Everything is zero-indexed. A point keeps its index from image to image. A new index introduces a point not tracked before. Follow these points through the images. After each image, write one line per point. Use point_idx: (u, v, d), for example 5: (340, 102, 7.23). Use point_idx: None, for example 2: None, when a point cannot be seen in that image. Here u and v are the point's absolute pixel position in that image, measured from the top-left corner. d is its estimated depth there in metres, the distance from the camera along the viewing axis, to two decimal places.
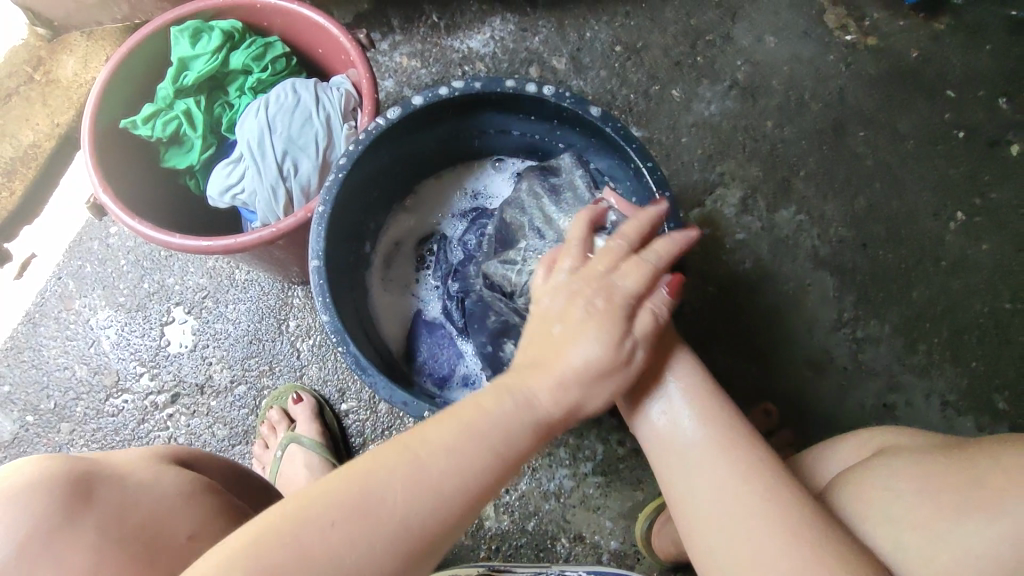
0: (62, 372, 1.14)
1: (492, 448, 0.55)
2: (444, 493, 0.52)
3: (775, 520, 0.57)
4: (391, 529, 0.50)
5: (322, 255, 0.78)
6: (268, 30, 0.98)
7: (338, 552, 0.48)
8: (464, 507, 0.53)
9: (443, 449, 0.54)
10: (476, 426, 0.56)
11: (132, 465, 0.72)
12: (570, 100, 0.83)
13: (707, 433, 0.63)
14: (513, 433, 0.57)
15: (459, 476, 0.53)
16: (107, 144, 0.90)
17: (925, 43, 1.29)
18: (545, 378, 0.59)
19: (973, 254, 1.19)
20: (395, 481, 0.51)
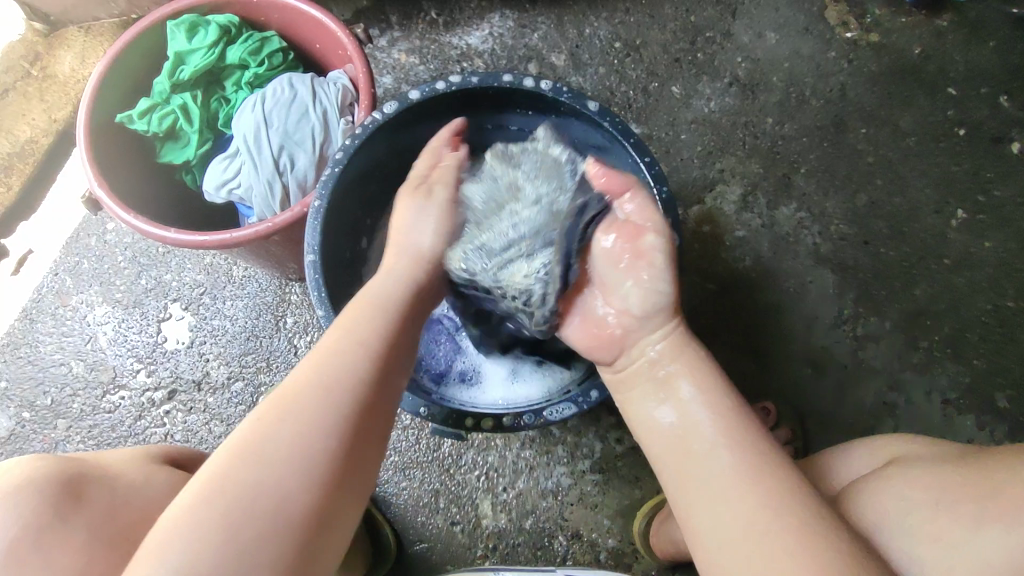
0: (59, 368, 1.13)
1: (371, 324, 0.67)
2: (343, 369, 0.61)
3: (783, 533, 0.55)
4: (307, 412, 0.57)
5: (317, 249, 0.78)
6: (266, 25, 0.98)
7: (270, 441, 0.55)
8: (366, 379, 0.62)
9: (326, 350, 0.63)
10: (350, 320, 0.67)
11: (123, 467, 0.72)
12: (567, 94, 0.82)
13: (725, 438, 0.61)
14: (379, 324, 0.68)
15: (352, 356, 0.63)
16: (102, 138, 0.89)
17: (928, 40, 1.29)
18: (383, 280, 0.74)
19: (975, 252, 1.19)
20: (295, 386, 0.60)
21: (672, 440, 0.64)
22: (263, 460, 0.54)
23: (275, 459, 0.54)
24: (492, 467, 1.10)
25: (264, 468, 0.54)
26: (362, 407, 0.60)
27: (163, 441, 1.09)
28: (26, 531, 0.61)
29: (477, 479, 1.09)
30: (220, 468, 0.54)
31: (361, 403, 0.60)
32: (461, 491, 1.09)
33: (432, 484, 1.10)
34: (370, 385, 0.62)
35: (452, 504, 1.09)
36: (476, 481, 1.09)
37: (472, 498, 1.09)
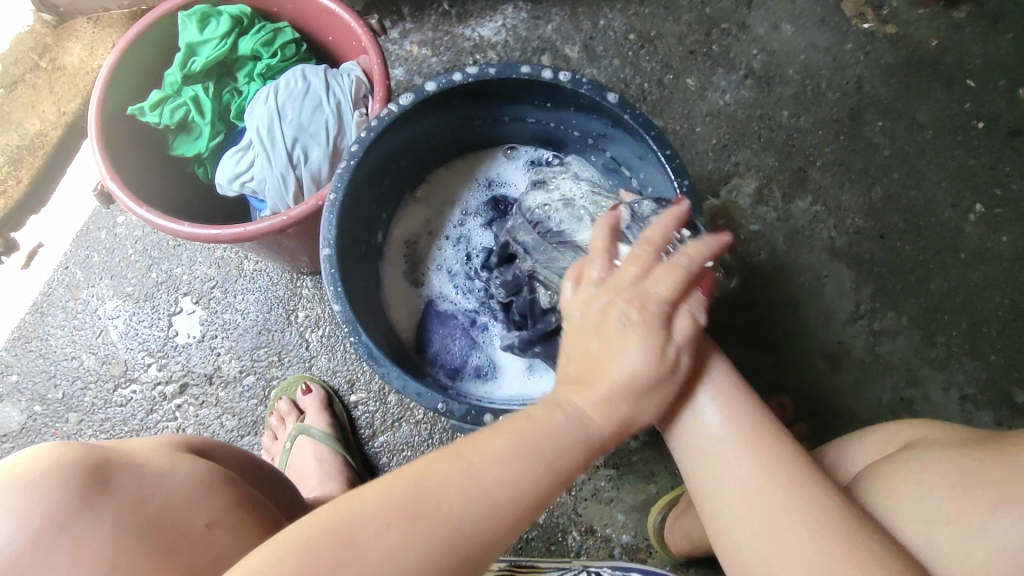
0: (70, 362, 1.13)
1: (550, 466, 0.54)
2: (498, 501, 0.51)
3: (812, 546, 0.53)
4: (441, 541, 0.49)
5: (333, 242, 0.77)
6: (278, 16, 0.96)
7: (389, 561, 0.47)
8: (521, 516, 0.52)
9: (499, 460, 0.53)
10: (537, 441, 0.54)
11: (145, 454, 0.70)
12: (586, 86, 0.81)
13: (732, 419, 0.62)
14: (580, 437, 0.56)
15: (517, 483, 0.52)
16: (115, 130, 0.88)
17: (945, 32, 1.27)
18: (591, 395, 0.57)
19: (993, 246, 1.17)
20: (448, 495, 0.50)
21: (695, 452, 0.63)
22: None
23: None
24: None
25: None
26: (492, 546, 0.52)
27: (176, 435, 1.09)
28: (50, 522, 0.61)
29: None
30: (338, 547, 0.47)
31: (496, 539, 0.51)
32: None
33: None
34: (520, 522, 0.53)
35: None
36: None
37: None
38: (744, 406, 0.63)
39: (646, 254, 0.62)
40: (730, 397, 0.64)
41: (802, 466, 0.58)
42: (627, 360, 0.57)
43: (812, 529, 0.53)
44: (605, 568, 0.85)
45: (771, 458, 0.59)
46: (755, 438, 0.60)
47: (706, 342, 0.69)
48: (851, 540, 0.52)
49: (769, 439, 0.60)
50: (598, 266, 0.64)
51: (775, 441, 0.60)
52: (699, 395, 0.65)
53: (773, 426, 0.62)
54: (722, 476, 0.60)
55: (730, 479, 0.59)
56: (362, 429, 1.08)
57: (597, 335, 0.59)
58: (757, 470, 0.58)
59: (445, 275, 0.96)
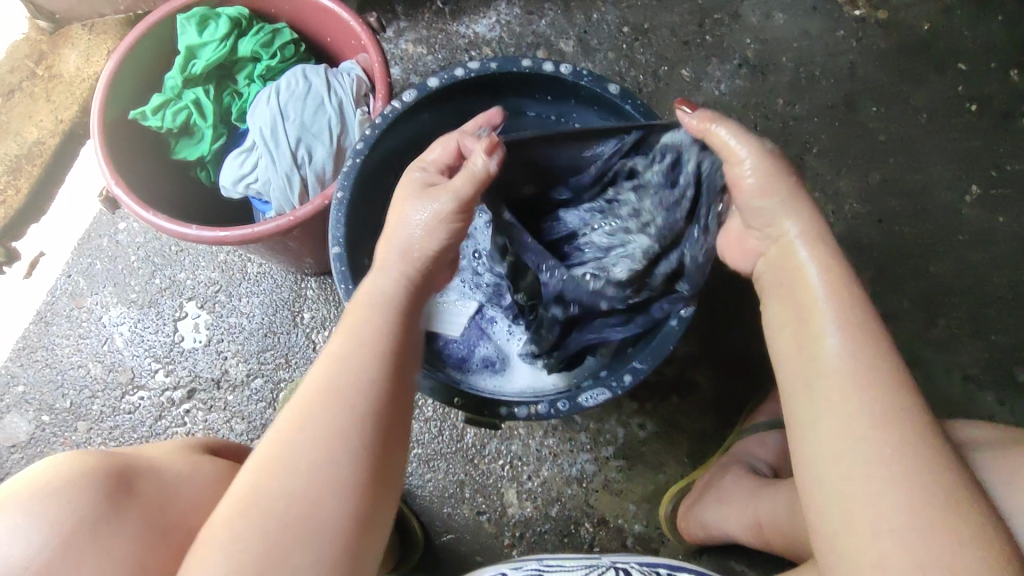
0: (76, 370, 1.13)
1: (378, 313, 0.66)
2: (357, 368, 0.61)
3: (905, 509, 0.52)
4: (326, 410, 0.57)
5: (342, 241, 0.78)
6: (276, 17, 0.96)
7: (292, 453, 0.55)
8: (380, 357, 0.62)
9: (336, 340, 0.63)
10: (359, 309, 0.66)
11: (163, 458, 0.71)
12: (588, 78, 0.82)
13: (854, 356, 0.58)
14: (394, 297, 0.67)
15: (363, 349, 0.62)
16: (117, 135, 0.89)
17: (936, 16, 1.28)
18: (392, 254, 0.71)
19: (990, 227, 1.19)
20: (310, 384, 0.59)
21: (807, 386, 0.59)
22: (295, 472, 0.54)
23: (313, 477, 0.54)
24: (517, 456, 1.10)
25: (301, 478, 0.54)
26: (384, 406, 0.60)
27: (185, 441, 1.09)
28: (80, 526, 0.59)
29: (502, 468, 1.10)
30: (251, 478, 0.55)
31: (379, 396, 0.60)
32: (486, 479, 1.09)
33: (456, 474, 1.10)
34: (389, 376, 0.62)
35: (478, 493, 1.09)
36: (501, 470, 1.10)
37: (497, 487, 1.09)
38: (872, 347, 0.58)
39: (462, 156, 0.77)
40: (857, 331, 0.59)
41: (918, 420, 0.55)
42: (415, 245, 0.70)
43: (912, 491, 0.52)
44: (633, 562, 0.80)
45: (886, 406, 0.55)
46: (870, 383, 0.56)
47: (841, 259, 0.63)
48: (949, 508, 0.51)
49: (891, 388, 0.56)
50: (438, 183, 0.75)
51: (896, 392, 0.56)
52: (824, 319, 0.60)
53: (893, 369, 0.57)
54: (823, 409, 0.57)
55: (837, 423, 0.56)
56: None
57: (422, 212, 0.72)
58: (868, 421, 0.55)
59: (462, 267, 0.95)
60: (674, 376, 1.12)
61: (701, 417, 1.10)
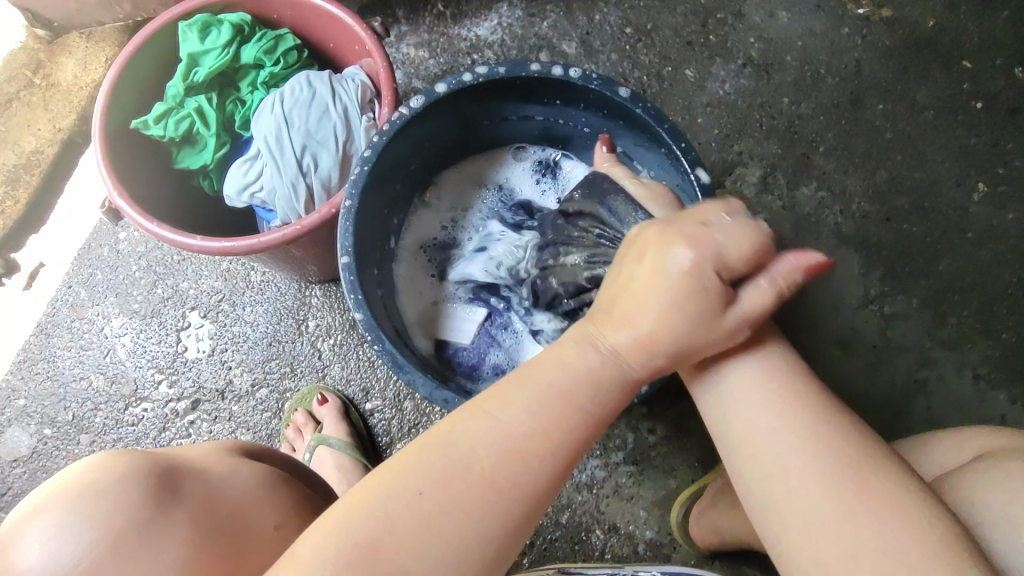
0: (78, 382, 1.11)
1: (575, 408, 0.55)
2: (524, 456, 0.53)
3: (845, 516, 0.52)
4: (473, 489, 0.51)
5: (351, 250, 0.76)
6: (278, 23, 0.95)
7: (427, 524, 0.50)
8: (558, 464, 0.54)
9: (518, 416, 0.54)
10: (552, 386, 0.55)
11: (204, 459, 0.73)
12: (598, 81, 0.80)
13: (766, 373, 0.59)
14: (602, 380, 0.56)
15: (541, 434, 0.54)
16: (119, 145, 0.87)
17: (941, 13, 1.27)
18: (623, 336, 0.57)
19: (999, 224, 1.18)
20: (473, 454, 0.53)
21: (724, 413, 0.60)
22: (424, 545, 0.49)
23: (444, 563, 0.49)
24: None
25: (427, 559, 0.49)
26: (536, 505, 0.53)
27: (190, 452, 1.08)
28: (127, 525, 0.61)
29: None
30: (359, 511, 0.51)
31: (537, 499, 0.53)
32: None
33: None
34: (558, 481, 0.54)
35: None
36: None
37: None
38: (779, 364, 0.60)
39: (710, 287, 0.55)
40: (772, 353, 0.61)
41: (838, 427, 0.56)
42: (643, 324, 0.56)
43: (846, 496, 0.53)
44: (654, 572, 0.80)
45: (809, 423, 0.56)
46: (789, 400, 0.58)
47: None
48: (891, 507, 0.52)
49: (804, 399, 0.58)
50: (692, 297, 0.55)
51: (809, 402, 0.58)
52: (730, 343, 0.62)
53: (812, 388, 0.59)
54: (752, 431, 0.58)
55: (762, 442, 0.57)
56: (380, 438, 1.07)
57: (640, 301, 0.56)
58: (790, 434, 0.56)
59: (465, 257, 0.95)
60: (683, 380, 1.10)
61: None
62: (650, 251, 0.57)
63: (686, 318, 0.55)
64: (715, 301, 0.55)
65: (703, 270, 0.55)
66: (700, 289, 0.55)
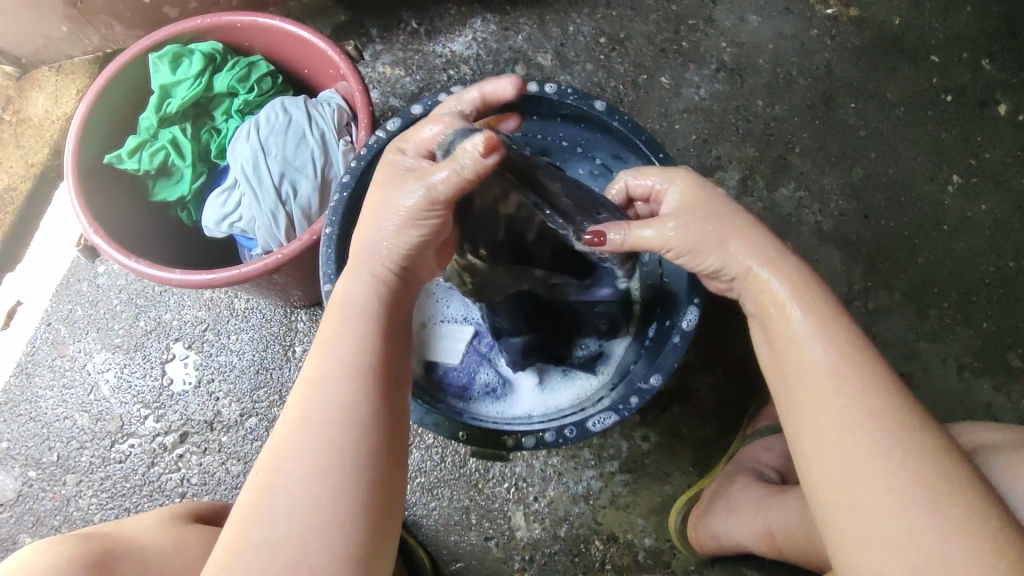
0: (62, 422, 1.09)
1: (358, 330, 0.62)
2: (346, 379, 0.58)
3: (901, 500, 0.49)
4: (311, 443, 0.55)
5: (333, 278, 0.76)
6: (251, 50, 0.95)
7: (287, 488, 0.53)
8: (368, 384, 0.59)
9: (318, 362, 0.60)
10: (335, 326, 0.63)
11: (150, 535, 0.70)
12: (573, 96, 0.81)
13: (833, 353, 0.56)
14: (373, 299, 0.65)
15: (344, 366, 0.59)
16: (92, 181, 0.86)
17: (906, 10, 1.29)
18: (361, 256, 0.66)
19: (973, 215, 1.20)
20: (301, 416, 0.56)
21: (788, 402, 0.57)
22: (294, 508, 0.52)
23: (311, 511, 0.52)
24: (521, 478, 1.08)
25: (299, 501, 0.52)
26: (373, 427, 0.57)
27: (180, 486, 1.06)
28: None
29: (507, 492, 1.08)
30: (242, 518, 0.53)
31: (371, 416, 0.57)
32: (492, 504, 1.07)
33: (460, 501, 1.08)
34: (374, 399, 0.58)
35: (484, 519, 1.07)
36: (506, 494, 1.08)
37: (504, 511, 1.07)
38: (847, 339, 0.56)
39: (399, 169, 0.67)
40: (835, 332, 0.57)
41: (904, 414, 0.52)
42: (383, 221, 0.65)
43: (901, 481, 0.49)
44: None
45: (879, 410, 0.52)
46: (857, 384, 0.54)
47: (801, 275, 0.62)
48: (944, 501, 0.48)
49: (875, 384, 0.54)
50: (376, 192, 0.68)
51: (880, 388, 0.54)
52: (798, 330, 0.58)
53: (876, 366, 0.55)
54: (819, 416, 0.54)
55: (822, 423, 0.54)
56: None
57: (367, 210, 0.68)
58: (852, 413, 0.53)
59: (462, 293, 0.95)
60: (674, 384, 1.11)
61: (703, 425, 1.09)
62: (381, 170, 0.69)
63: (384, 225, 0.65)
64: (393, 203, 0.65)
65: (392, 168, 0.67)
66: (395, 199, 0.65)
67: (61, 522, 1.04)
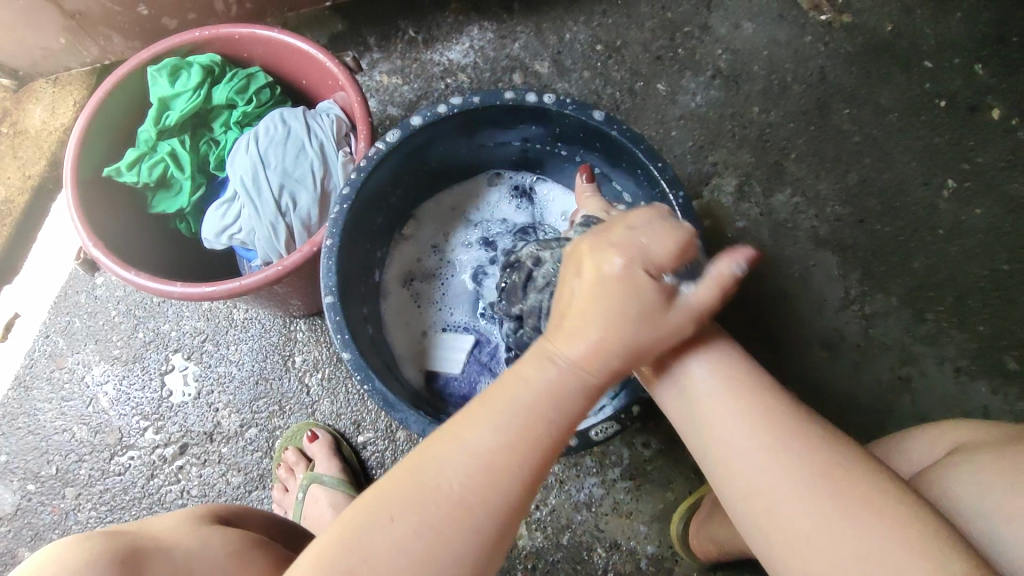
0: (61, 435, 1.08)
1: (536, 413, 0.53)
2: (495, 471, 0.51)
3: (797, 493, 0.52)
4: (435, 504, 0.49)
5: (334, 289, 0.76)
6: (248, 61, 0.95)
7: (393, 537, 0.49)
8: (526, 474, 0.51)
9: (479, 425, 0.52)
10: (517, 396, 0.53)
11: (173, 536, 0.69)
12: (572, 106, 0.81)
13: (716, 372, 0.59)
14: (561, 396, 0.53)
15: (504, 447, 0.51)
16: (91, 194, 0.86)
17: (898, 16, 1.30)
18: (577, 346, 0.54)
19: (967, 219, 1.20)
20: (437, 468, 0.51)
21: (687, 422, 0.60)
22: (396, 560, 0.48)
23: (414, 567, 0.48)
24: None
25: (403, 554, 0.48)
26: (508, 512, 0.51)
27: (180, 498, 1.05)
28: None
29: None
30: (337, 534, 0.50)
31: (511, 500, 0.51)
32: None
33: None
34: (526, 488, 0.51)
35: None
36: None
37: None
38: (725, 355, 0.60)
39: (640, 278, 0.54)
40: (712, 350, 0.61)
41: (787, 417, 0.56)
42: (610, 290, 0.54)
43: (821, 494, 0.51)
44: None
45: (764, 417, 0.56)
46: (741, 393, 0.57)
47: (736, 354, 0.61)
48: (856, 496, 0.51)
49: (758, 396, 0.57)
50: (611, 280, 0.54)
51: (762, 398, 0.57)
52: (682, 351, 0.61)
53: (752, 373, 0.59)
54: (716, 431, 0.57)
55: (716, 440, 0.57)
56: (375, 470, 1.06)
57: (577, 295, 0.55)
58: (745, 428, 0.55)
59: (461, 297, 0.96)
60: None
61: None
62: (586, 265, 0.56)
63: (621, 313, 0.53)
64: (652, 297, 0.54)
65: (635, 272, 0.54)
66: (642, 288, 0.54)
67: (61, 535, 1.04)
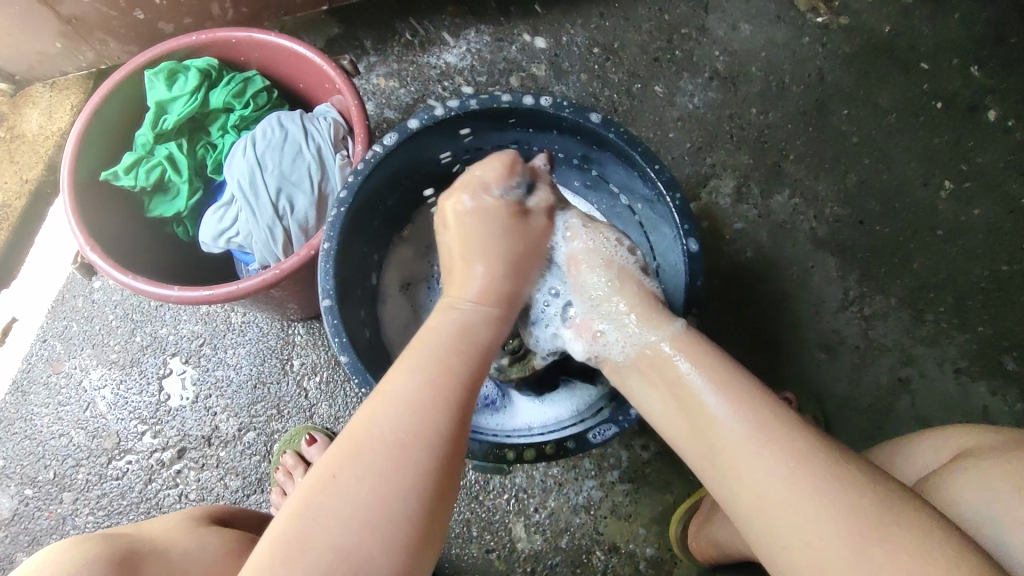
0: (58, 440, 1.08)
1: (446, 355, 0.62)
2: (425, 411, 0.56)
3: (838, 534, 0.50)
4: (378, 456, 0.53)
5: (332, 293, 0.75)
6: (245, 65, 0.95)
7: (345, 497, 0.51)
8: (452, 412, 0.58)
9: (404, 378, 0.59)
10: (430, 347, 0.63)
11: (169, 537, 0.69)
12: (569, 109, 0.81)
13: (737, 411, 0.58)
14: (467, 335, 0.66)
15: (427, 388, 0.58)
16: (89, 198, 0.86)
17: (896, 17, 1.31)
18: (469, 290, 0.70)
19: (966, 219, 1.20)
20: (375, 425, 0.55)
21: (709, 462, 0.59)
22: (347, 518, 0.51)
23: (366, 518, 0.51)
24: (521, 489, 1.08)
25: (354, 507, 0.51)
26: (444, 452, 0.56)
27: (178, 502, 1.05)
28: None
29: (508, 503, 1.07)
30: (293, 514, 0.52)
31: (443, 438, 0.56)
32: (493, 516, 1.07)
33: (462, 513, 1.07)
34: (455, 426, 0.57)
35: (485, 531, 1.07)
36: (506, 505, 1.07)
37: (504, 522, 1.07)
38: (742, 390, 0.59)
39: (488, 203, 0.76)
40: (727, 384, 0.60)
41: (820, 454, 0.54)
42: (478, 226, 0.74)
43: (857, 531, 0.49)
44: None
45: (795, 456, 0.54)
46: (769, 434, 0.56)
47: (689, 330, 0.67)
48: (861, 504, 0.50)
49: (785, 434, 0.56)
50: (469, 210, 0.75)
51: (790, 435, 0.55)
52: (694, 385, 0.61)
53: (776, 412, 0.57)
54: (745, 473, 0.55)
55: (745, 482, 0.55)
56: None
57: (456, 246, 0.73)
58: (775, 468, 0.54)
59: None
60: None
61: None
62: (446, 209, 0.77)
63: (487, 237, 0.73)
64: (503, 211, 0.75)
65: (481, 203, 0.75)
66: (491, 211, 0.75)
67: (58, 540, 1.03)
